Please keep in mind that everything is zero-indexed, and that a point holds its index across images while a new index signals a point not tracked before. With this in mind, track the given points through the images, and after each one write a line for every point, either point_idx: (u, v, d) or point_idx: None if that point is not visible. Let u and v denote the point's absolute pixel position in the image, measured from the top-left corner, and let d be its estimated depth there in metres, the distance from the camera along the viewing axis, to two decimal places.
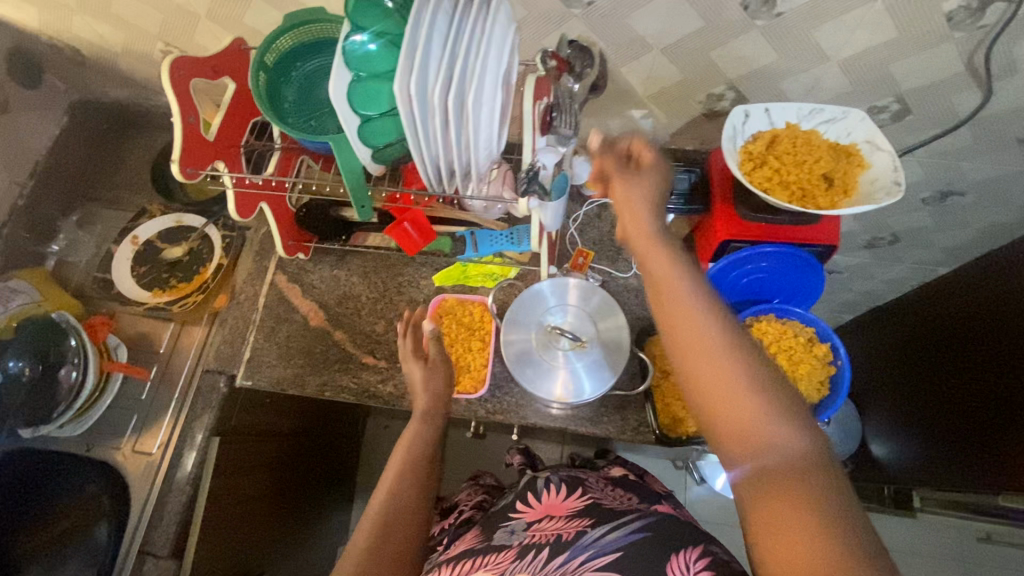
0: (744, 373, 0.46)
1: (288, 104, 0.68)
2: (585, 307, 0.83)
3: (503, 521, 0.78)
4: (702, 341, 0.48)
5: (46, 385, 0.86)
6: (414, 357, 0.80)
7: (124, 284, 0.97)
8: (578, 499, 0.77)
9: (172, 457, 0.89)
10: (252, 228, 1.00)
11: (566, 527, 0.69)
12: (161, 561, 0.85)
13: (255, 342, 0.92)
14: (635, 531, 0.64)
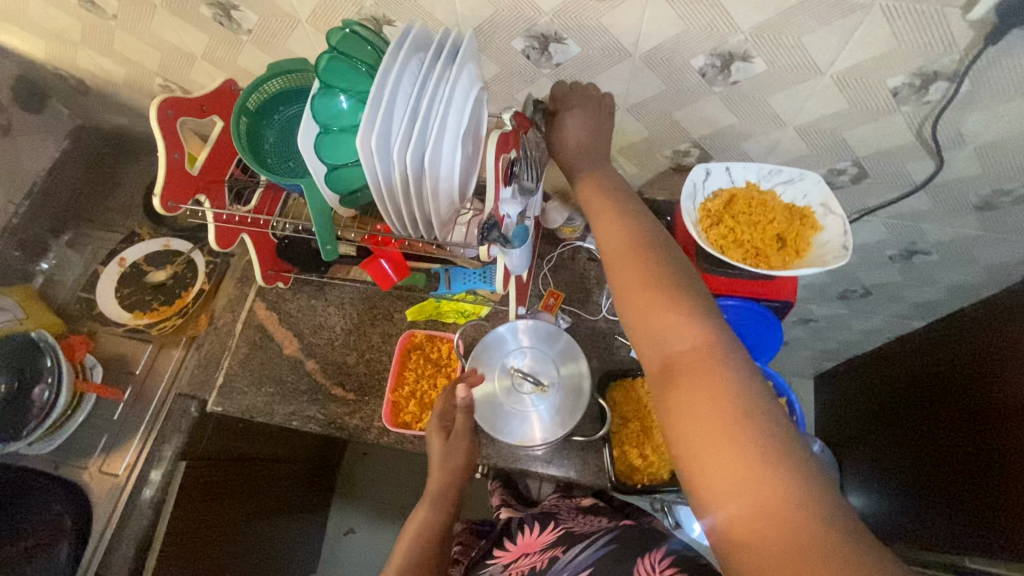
0: (664, 297, 0.51)
1: (268, 146, 0.72)
2: (549, 349, 0.85)
3: (484, 564, 0.78)
4: (660, 322, 0.50)
5: (20, 401, 0.88)
6: (437, 429, 0.80)
7: (107, 305, 1.00)
8: (551, 530, 0.76)
9: (138, 478, 0.90)
10: (236, 255, 1.03)
11: (541, 558, 0.71)
12: None
13: (228, 367, 0.94)
14: (602, 546, 0.65)
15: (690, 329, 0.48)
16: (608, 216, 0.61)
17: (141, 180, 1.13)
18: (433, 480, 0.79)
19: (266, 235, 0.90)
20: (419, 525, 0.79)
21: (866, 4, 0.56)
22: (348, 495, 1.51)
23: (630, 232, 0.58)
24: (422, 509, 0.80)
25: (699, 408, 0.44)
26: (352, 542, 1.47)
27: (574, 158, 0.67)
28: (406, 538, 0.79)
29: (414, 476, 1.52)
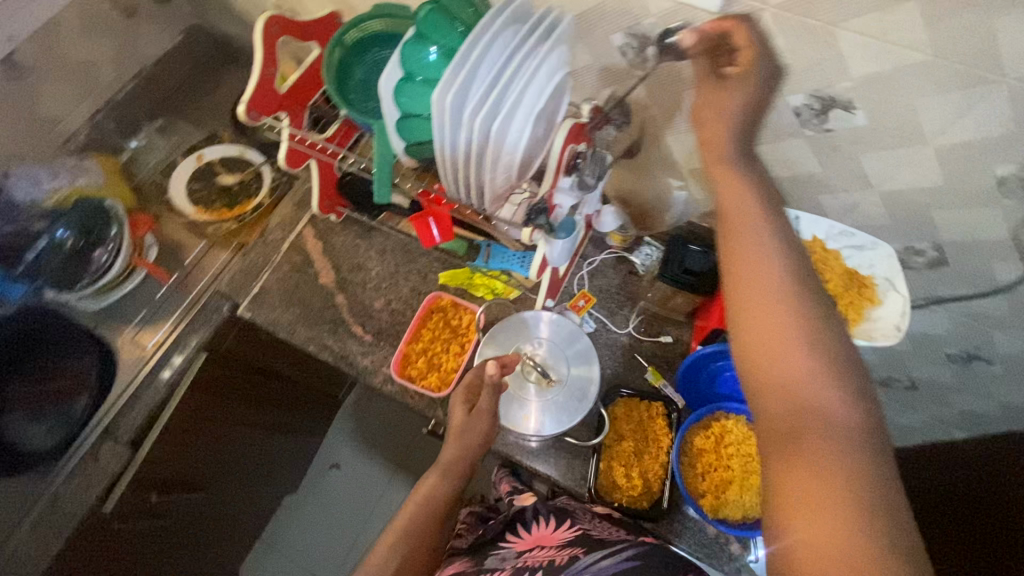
0: (810, 351, 0.46)
1: (354, 82, 0.74)
2: (565, 346, 0.85)
3: (494, 550, 0.78)
4: (796, 365, 0.46)
5: (81, 258, 0.96)
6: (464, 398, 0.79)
7: (177, 194, 1.06)
8: (568, 526, 0.73)
9: (162, 357, 0.96)
10: (300, 179, 1.08)
11: (558, 553, 0.68)
12: (118, 446, 0.92)
13: (267, 280, 0.99)
14: (629, 559, 0.61)
15: (833, 397, 0.44)
16: (756, 229, 0.51)
17: (237, 88, 1.19)
18: (448, 453, 0.76)
19: (331, 166, 0.93)
20: (426, 495, 0.77)
21: (994, 80, 0.52)
22: (342, 433, 1.57)
23: (778, 260, 0.49)
24: (431, 476, 0.78)
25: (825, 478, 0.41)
26: (335, 477, 1.53)
27: (716, 153, 0.54)
28: (411, 501, 0.77)
29: (408, 434, 1.56)
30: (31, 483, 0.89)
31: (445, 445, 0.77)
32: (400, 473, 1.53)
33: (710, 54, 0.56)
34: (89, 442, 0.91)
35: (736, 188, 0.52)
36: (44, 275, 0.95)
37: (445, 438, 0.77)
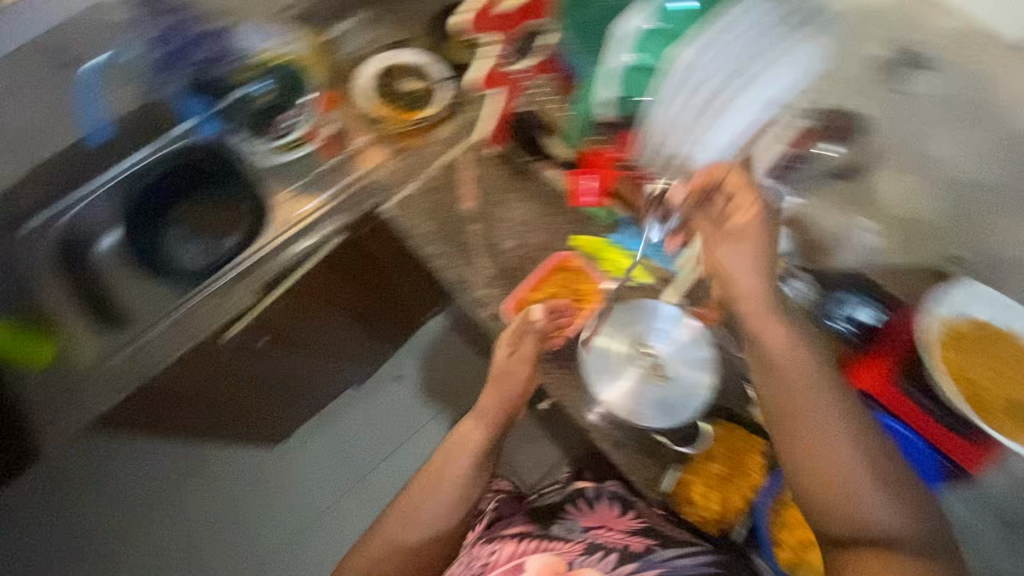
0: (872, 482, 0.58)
1: (583, 34, 0.89)
2: (687, 348, 0.80)
3: (557, 519, 0.87)
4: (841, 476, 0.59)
5: (270, 116, 1.08)
6: (505, 343, 0.85)
7: (360, 84, 1.09)
8: (633, 516, 0.83)
9: (312, 225, 1.04)
10: (474, 103, 1.09)
11: (632, 540, 0.77)
12: (252, 287, 1.00)
13: (416, 188, 1.03)
14: (702, 562, 0.72)
15: (896, 517, 0.57)
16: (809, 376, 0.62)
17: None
18: (480, 416, 0.84)
19: (514, 99, 0.99)
20: (477, 446, 0.83)
21: None
22: (414, 352, 1.62)
23: (821, 401, 0.61)
24: (477, 430, 0.83)
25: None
26: (395, 387, 1.61)
27: (757, 306, 0.66)
28: (466, 451, 0.82)
29: (471, 374, 1.59)
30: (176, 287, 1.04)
31: (485, 390, 0.86)
32: (453, 407, 1.58)
33: (708, 203, 0.72)
34: (230, 274, 1.01)
35: (779, 339, 0.64)
36: (242, 122, 1.08)
37: (487, 381, 0.86)
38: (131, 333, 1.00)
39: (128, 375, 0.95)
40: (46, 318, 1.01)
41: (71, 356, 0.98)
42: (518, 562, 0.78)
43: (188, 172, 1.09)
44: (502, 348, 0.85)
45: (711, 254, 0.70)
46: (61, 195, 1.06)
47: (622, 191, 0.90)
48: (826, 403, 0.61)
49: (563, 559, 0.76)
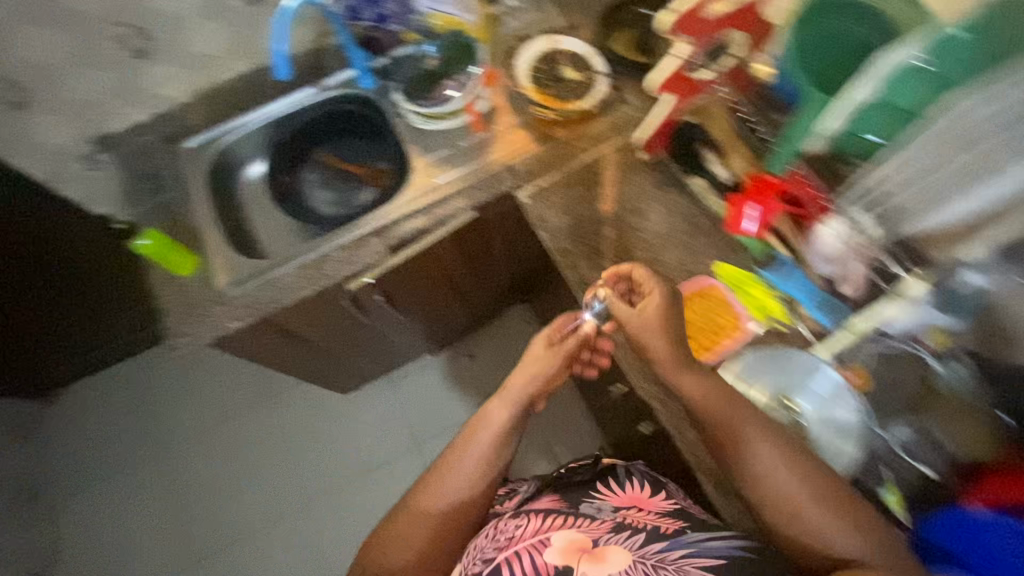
0: (821, 503, 0.62)
1: (821, 53, 0.84)
2: (834, 415, 0.73)
3: (585, 499, 0.82)
4: (785, 486, 0.63)
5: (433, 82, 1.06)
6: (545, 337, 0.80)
7: (520, 64, 1.07)
8: (666, 501, 0.80)
9: (443, 197, 1.03)
10: (627, 106, 1.06)
11: (664, 522, 0.72)
12: (379, 245, 1.00)
13: (555, 180, 1.00)
14: (738, 546, 0.65)
15: (854, 541, 0.59)
16: (731, 412, 0.68)
17: None
18: (496, 411, 0.76)
19: (681, 106, 0.91)
20: (498, 426, 0.75)
21: None
22: (489, 333, 1.66)
23: (749, 422, 0.67)
24: (495, 412, 0.76)
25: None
26: (464, 363, 1.65)
27: (669, 360, 0.73)
28: (487, 431, 0.74)
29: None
30: (311, 226, 1.08)
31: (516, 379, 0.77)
32: None
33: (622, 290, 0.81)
34: (363, 229, 1.00)
35: (693, 380, 0.71)
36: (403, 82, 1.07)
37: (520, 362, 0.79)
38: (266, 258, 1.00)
39: (258, 300, 0.95)
40: (190, 230, 1.01)
41: (212, 267, 0.98)
42: (543, 537, 0.68)
43: (341, 125, 1.15)
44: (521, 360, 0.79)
45: (630, 331, 0.76)
46: (222, 119, 1.10)
47: (781, 227, 0.85)
48: (756, 437, 0.66)
49: (589, 533, 0.69)
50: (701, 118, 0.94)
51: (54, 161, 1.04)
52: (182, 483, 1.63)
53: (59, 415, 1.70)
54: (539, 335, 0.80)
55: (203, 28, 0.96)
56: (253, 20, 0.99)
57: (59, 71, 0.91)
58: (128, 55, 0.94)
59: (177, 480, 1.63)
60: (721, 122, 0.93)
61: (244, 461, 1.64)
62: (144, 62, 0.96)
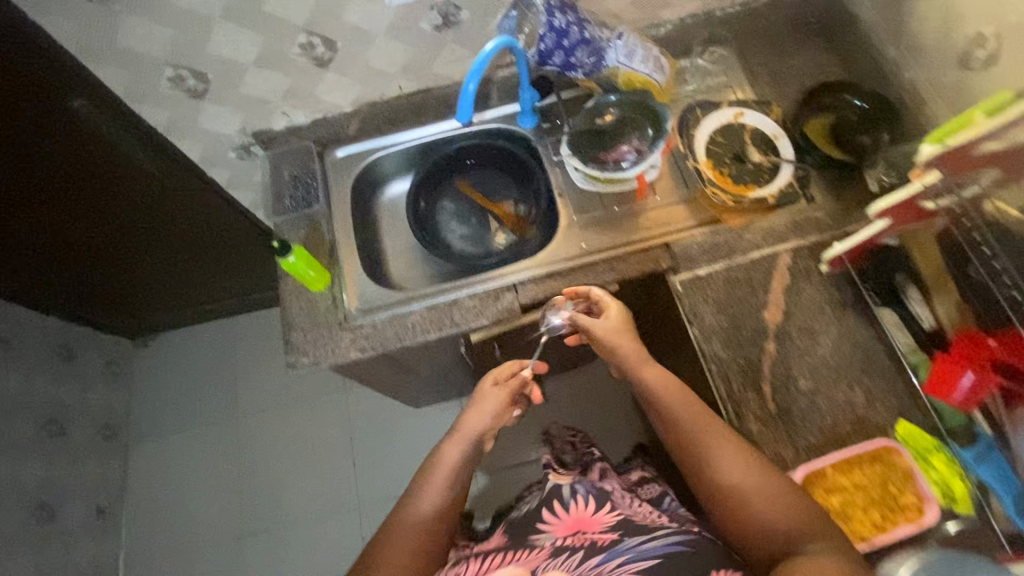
0: (762, 487, 0.68)
1: None
2: None
3: (536, 529, 0.79)
4: (724, 461, 0.70)
5: (608, 142, 0.95)
6: (490, 380, 0.93)
7: (700, 136, 0.99)
8: (613, 513, 0.78)
9: (587, 264, 0.95)
10: (811, 203, 0.94)
11: (601, 536, 0.73)
12: (511, 300, 0.94)
13: (715, 271, 0.91)
14: (674, 541, 0.69)
15: (791, 516, 0.65)
16: (686, 405, 0.76)
17: (814, 63, 1.05)
18: (448, 447, 0.85)
19: (890, 231, 0.82)
20: (453, 462, 0.84)
21: None
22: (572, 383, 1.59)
23: (692, 404, 0.76)
24: (448, 447, 0.86)
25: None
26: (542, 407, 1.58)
27: (635, 355, 0.82)
28: (443, 467, 0.83)
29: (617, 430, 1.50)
30: (444, 260, 1.04)
31: (469, 413, 0.89)
32: None
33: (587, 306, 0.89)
34: (502, 283, 0.95)
35: (655, 374, 0.80)
36: (571, 132, 0.97)
37: (467, 407, 0.90)
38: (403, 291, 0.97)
39: (382, 336, 0.92)
40: (326, 243, 0.98)
41: (344, 292, 0.95)
42: None
43: (490, 160, 1.11)
44: (473, 397, 0.92)
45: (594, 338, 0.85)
46: (375, 131, 1.07)
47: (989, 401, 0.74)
48: (704, 428, 0.73)
49: (529, 567, 0.70)
50: (906, 242, 0.83)
51: (211, 146, 1.04)
52: (247, 454, 1.66)
53: (149, 363, 1.77)
54: (489, 377, 0.94)
55: (386, 46, 0.92)
56: (436, 45, 0.95)
57: (241, 68, 0.89)
58: (309, 62, 0.92)
59: (242, 450, 1.66)
60: (936, 259, 0.80)
61: (307, 448, 1.65)
62: (321, 70, 0.94)
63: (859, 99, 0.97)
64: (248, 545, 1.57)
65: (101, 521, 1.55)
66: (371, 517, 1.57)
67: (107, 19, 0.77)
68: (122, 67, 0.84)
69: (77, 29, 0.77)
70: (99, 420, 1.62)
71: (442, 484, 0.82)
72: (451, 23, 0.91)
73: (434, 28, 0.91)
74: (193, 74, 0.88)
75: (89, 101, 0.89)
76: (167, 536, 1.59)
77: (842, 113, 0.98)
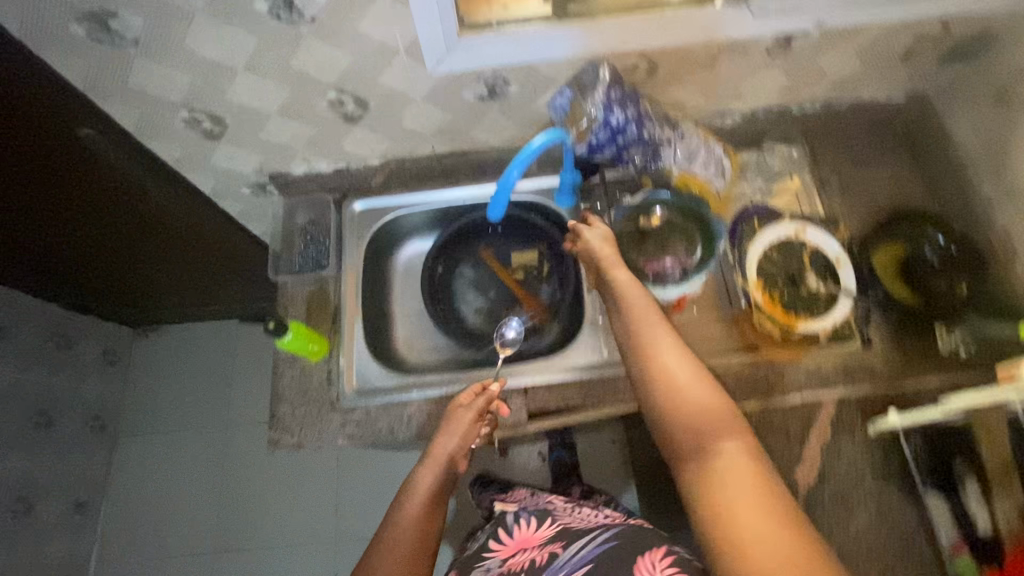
0: (695, 390, 0.62)
1: None
2: None
3: (485, 560, 0.80)
4: (665, 360, 0.64)
5: (652, 249, 0.85)
6: (468, 412, 0.79)
7: (753, 251, 0.88)
8: (551, 526, 0.81)
9: (608, 377, 0.86)
10: (869, 347, 0.84)
11: (540, 554, 0.74)
12: (520, 405, 0.86)
13: (749, 411, 0.82)
14: (604, 541, 0.70)
15: (723, 423, 0.59)
16: (642, 307, 0.70)
17: (894, 180, 0.93)
18: (422, 472, 0.76)
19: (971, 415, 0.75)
20: (428, 487, 0.75)
21: None
22: None
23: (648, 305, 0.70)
24: (422, 474, 0.76)
25: (733, 485, 0.54)
26: None
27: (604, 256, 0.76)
28: (418, 494, 0.74)
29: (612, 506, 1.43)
30: (455, 342, 0.96)
31: (439, 437, 0.79)
32: None
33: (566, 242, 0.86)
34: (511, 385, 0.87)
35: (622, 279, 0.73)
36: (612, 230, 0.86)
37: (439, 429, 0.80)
38: (407, 376, 0.90)
39: (374, 427, 0.85)
40: (330, 309, 0.92)
41: (342, 371, 0.88)
42: None
43: (518, 231, 1.02)
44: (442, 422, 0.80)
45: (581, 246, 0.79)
46: (400, 187, 0.99)
47: None
48: (652, 328, 0.67)
49: None
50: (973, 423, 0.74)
51: (224, 182, 0.97)
52: (232, 467, 1.63)
53: (147, 355, 1.74)
54: (454, 401, 0.83)
55: (423, 109, 0.83)
56: (478, 112, 0.85)
57: (263, 116, 0.82)
58: (337, 118, 0.83)
59: (228, 462, 1.64)
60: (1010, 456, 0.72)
61: (294, 471, 1.62)
62: (350, 125, 0.85)
63: (943, 236, 0.86)
64: (222, 560, 1.55)
65: (79, 516, 1.53)
66: (347, 553, 1.54)
67: (118, 61, 0.68)
68: (133, 106, 0.76)
69: (86, 68, 0.69)
70: (90, 412, 1.59)
71: (415, 518, 0.72)
72: (497, 95, 0.82)
73: (478, 98, 0.82)
74: (209, 118, 0.80)
75: (99, 130, 0.80)
76: (143, 539, 1.58)
77: (921, 249, 0.87)
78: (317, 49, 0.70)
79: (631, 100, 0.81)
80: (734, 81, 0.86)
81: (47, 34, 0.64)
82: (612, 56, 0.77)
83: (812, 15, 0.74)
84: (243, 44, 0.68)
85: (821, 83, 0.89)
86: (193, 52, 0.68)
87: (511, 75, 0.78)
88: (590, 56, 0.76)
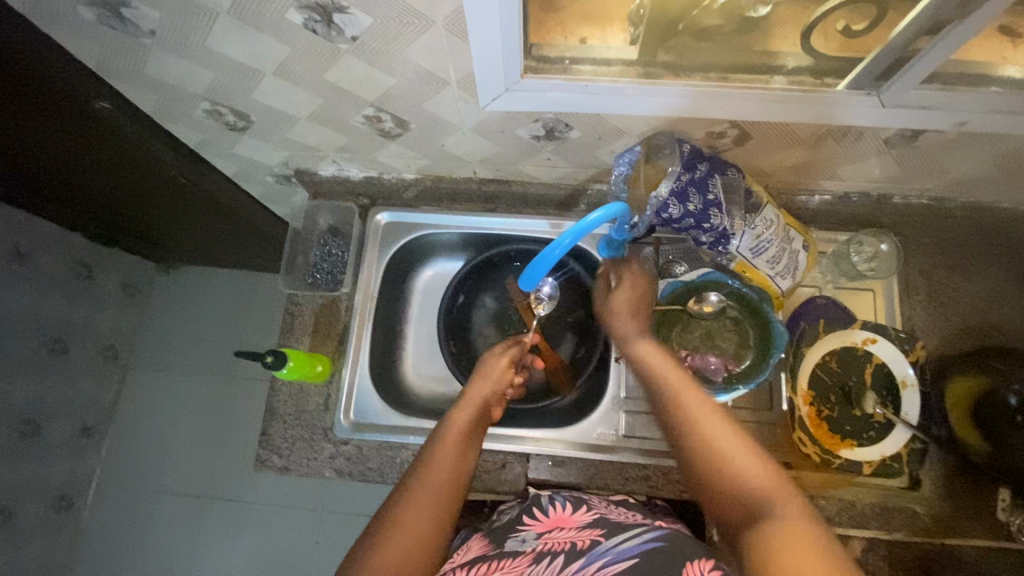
0: (739, 456, 0.49)
1: None
2: None
3: (512, 531, 0.64)
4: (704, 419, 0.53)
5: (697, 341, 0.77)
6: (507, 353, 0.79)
7: (809, 356, 0.78)
8: (587, 512, 0.65)
9: (619, 462, 0.80)
10: (919, 491, 0.75)
11: (581, 536, 0.59)
12: (520, 471, 0.81)
13: None
14: (651, 540, 0.55)
15: (770, 484, 0.46)
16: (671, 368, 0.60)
17: (991, 299, 0.81)
18: (455, 415, 0.68)
19: None
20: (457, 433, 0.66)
21: None
22: None
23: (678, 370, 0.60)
24: (438, 452, 0.63)
25: (797, 555, 0.39)
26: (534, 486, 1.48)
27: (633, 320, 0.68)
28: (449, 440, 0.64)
29: None
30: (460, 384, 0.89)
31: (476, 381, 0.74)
32: None
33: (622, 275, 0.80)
34: (515, 449, 0.81)
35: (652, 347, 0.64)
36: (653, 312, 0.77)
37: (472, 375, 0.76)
38: (408, 415, 0.84)
39: (365, 465, 0.81)
40: (338, 329, 0.86)
41: (340, 400, 0.83)
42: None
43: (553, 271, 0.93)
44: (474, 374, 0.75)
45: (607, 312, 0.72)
46: (434, 205, 0.90)
47: None
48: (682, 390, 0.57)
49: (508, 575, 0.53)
50: None
51: (247, 167, 0.90)
52: (231, 418, 1.65)
53: (167, 293, 1.74)
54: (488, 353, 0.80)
55: (468, 138, 0.73)
56: (530, 149, 0.75)
57: (291, 119, 0.73)
58: (374, 133, 0.74)
59: (227, 412, 1.66)
60: None
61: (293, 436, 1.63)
62: (386, 140, 0.76)
63: None
64: (212, 506, 1.60)
65: (85, 440, 1.59)
66: (330, 524, 1.56)
67: (133, 48, 0.60)
68: (149, 89, 0.68)
69: (100, 49, 0.61)
70: (105, 342, 1.61)
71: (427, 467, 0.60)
72: (556, 136, 0.71)
73: (533, 136, 0.72)
74: (232, 112, 0.72)
75: (114, 106, 0.72)
76: (143, 471, 1.64)
77: (1005, 391, 0.71)
78: (356, 67, 0.60)
79: (693, 185, 0.67)
80: (833, 162, 0.73)
81: (50, 11, 0.55)
82: (695, 120, 0.65)
83: (953, 115, 0.60)
84: (272, 50, 0.59)
85: (935, 178, 0.75)
86: (214, 51, 0.59)
87: (574, 122, 0.68)
88: (669, 118, 0.65)
